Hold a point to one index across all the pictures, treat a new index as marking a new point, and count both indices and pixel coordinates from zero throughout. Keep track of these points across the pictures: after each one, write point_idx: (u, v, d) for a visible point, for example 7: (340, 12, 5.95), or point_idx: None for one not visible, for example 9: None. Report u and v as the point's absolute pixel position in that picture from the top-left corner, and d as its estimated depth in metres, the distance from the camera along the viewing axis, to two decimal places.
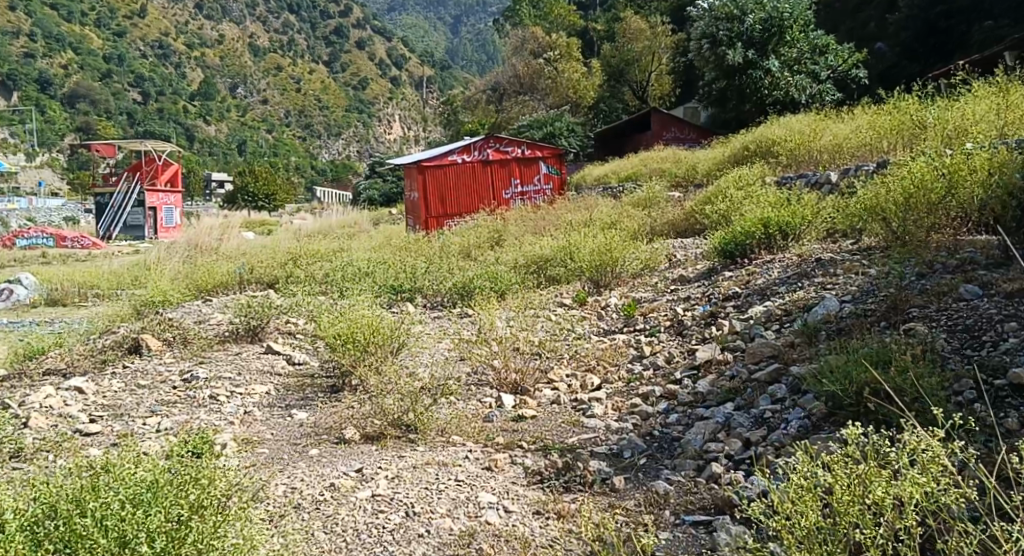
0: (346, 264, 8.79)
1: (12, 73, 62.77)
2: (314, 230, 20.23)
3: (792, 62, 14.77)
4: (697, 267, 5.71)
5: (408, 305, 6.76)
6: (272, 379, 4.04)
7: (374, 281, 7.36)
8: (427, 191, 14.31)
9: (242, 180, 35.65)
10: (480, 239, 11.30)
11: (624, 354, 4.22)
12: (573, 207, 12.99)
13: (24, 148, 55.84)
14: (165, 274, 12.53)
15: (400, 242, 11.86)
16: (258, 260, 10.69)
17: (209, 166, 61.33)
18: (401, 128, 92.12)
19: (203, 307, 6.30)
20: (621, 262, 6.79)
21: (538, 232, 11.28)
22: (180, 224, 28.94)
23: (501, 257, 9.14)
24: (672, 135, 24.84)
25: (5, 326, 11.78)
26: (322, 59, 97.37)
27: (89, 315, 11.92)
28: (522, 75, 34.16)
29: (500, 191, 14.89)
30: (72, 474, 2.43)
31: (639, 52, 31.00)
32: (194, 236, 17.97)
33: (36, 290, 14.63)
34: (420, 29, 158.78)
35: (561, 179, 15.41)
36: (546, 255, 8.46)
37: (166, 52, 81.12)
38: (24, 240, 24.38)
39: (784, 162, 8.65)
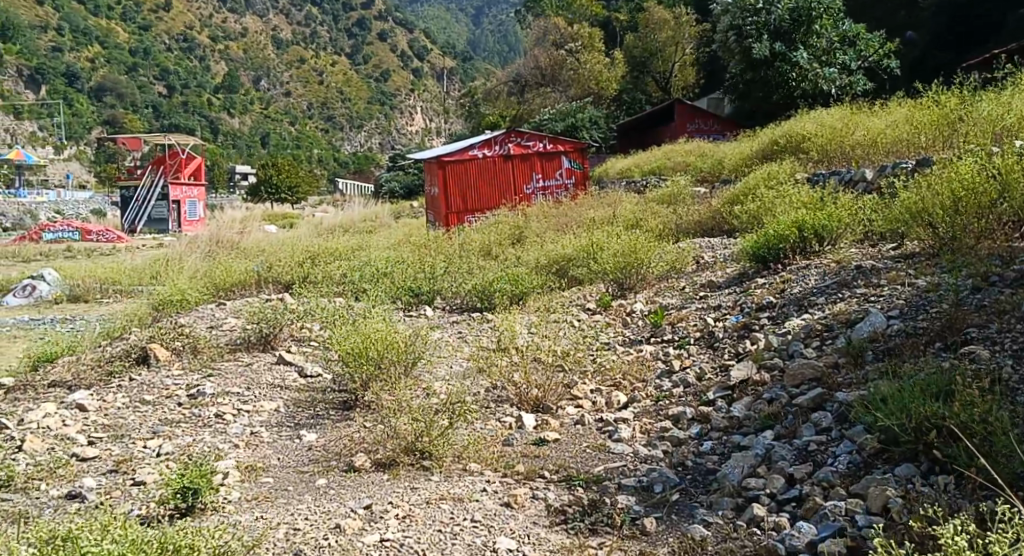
0: (364, 264, 8.62)
1: (39, 67, 63.47)
2: (335, 224, 20.13)
3: (822, 53, 14.43)
4: (726, 272, 5.46)
5: (425, 310, 6.56)
6: (282, 394, 3.86)
7: (390, 284, 7.16)
8: (447, 187, 14.13)
9: (265, 173, 35.70)
10: (501, 237, 11.10)
11: (653, 369, 4.00)
12: (596, 203, 12.73)
13: (52, 141, 56.43)
14: (184, 271, 12.44)
15: (420, 238, 11.69)
16: (276, 258, 10.54)
17: (234, 158, 61.67)
18: (423, 119, 92.14)
19: (216, 311, 6.14)
20: (647, 264, 6.54)
21: (561, 229, 11.05)
22: (203, 217, 28.97)
23: (522, 257, 8.92)
24: (696, 127, 24.45)
25: (26, 324, 11.76)
26: (344, 51, 97.43)
27: (109, 313, 11.88)
28: (543, 67, 33.89)
29: (521, 186, 14.65)
30: (52, 528, 2.26)
31: (662, 42, 30.59)
32: (215, 230, 17.91)
33: (58, 286, 14.61)
34: (443, 20, 158.39)
35: (583, 173, 15.11)
36: (568, 256, 8.25)
37: (190, 45, 81.62)
38: (50, 234, 24.53)
39: (815, 158, 8.33)
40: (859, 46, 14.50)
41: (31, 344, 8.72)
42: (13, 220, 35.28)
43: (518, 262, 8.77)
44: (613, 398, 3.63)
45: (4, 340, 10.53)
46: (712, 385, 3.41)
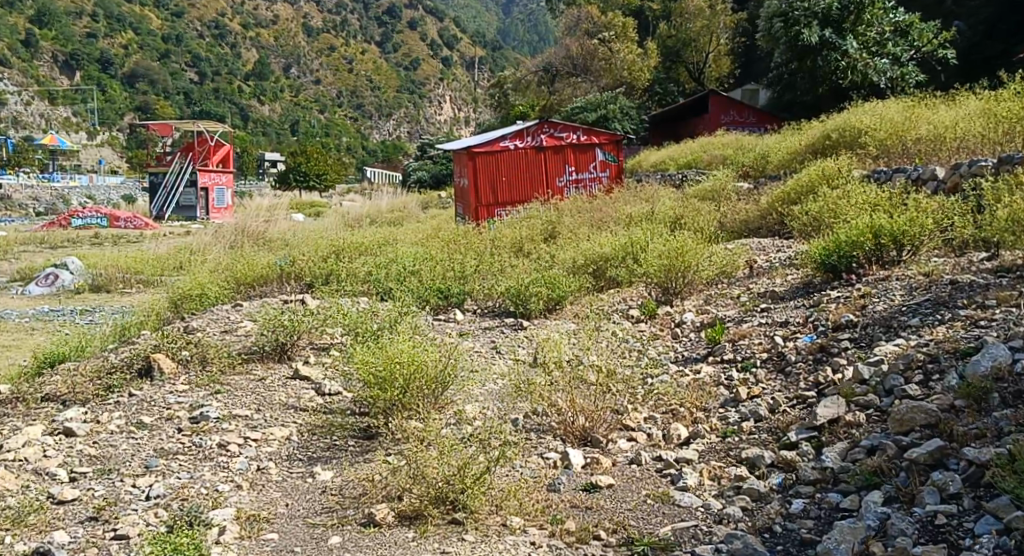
0: (392, 261, 8.24)
1: (74, 53, 64.05)
2: (363, 214, 19.84)
3: (872, 43, 13.76)
4: (787, 280, 4.97)
5: (454, 315, 6.15)
6: (296, 417, 3.45)
7: (418, 286, 6.74)
8: (477, 179, 13.71)
9: (293, 161, 35.52)
10: (533, 232, 10.67)
11: (715, 394, 3.52)
12: (633, 198, 12.23)
13: (86, 127, 57.00)
14: (208, 263, 12.16)
15: (449, 233, 11.32)
16: (299, 251, 10.19)
17: (263, 145, 61.81)
18: (451, 109, 91.79)
19: (231, 311, 5.75)
20: (694, 269, 6.06)
21: (596, 225, 10.60)
22: (231, 204, 28.77)
23: (556, 256, 8.47)
24: (730, 120, 23.81)
25: (47, 315, 11.54)
26: (374, 39, 97.18)
27: (132, 306, 11.65)
28: (574, 56, 33.30)
29: (554, 179, 14.17)
30: None
31: (697, 31, 29.97)
32: (240, 219, 17.66)
33: (80, 275, 14.37)
34: (472, 9, 157.52)
35: (619, 166, 14.54)
36: (606, 255, 7.81)
37: (222, 32, 81.88)
38: (79, 220, 24.45)
39: (875, 154, 7.78)
40: (912, 36, 13.72)
41: (49, 338, 8.47)
42: (45, 205, 35.49)
43: (551, 261, 8.35)
44: (673, 431, 3.17)
45: (23, 332, 10.32)
46: (793, 421, 2.93)
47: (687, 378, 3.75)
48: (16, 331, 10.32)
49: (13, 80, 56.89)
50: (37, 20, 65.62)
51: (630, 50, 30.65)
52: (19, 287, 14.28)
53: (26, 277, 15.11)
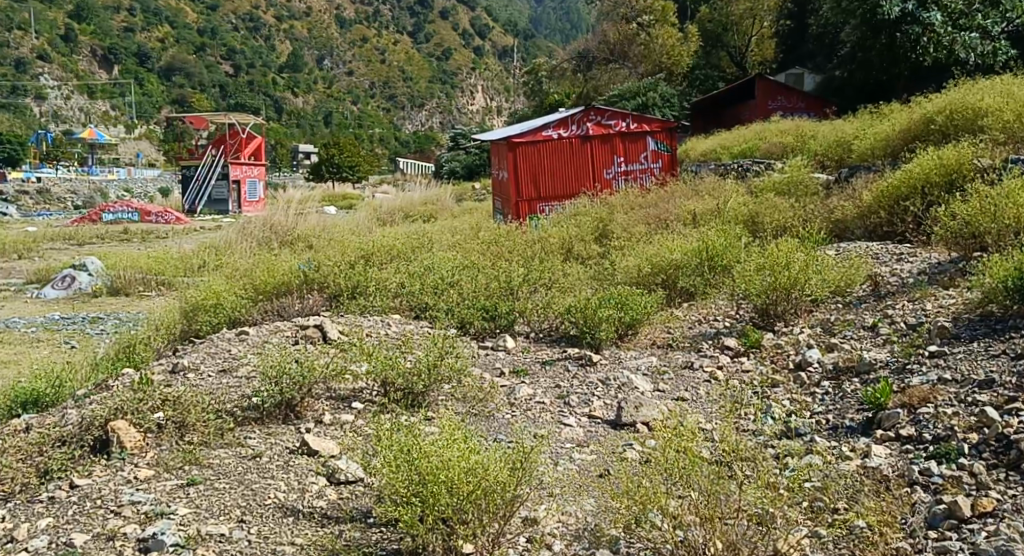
0: (429, 269, 7.25)
1: (112, 47, 64.41)
2: (396, 207, 18.87)
3: (958, 14, 12.46)
4: (948, 308, 3.85)
5: (504, 341, 5.16)
6: (298, 533, 2.46)
7: (458, 307, 5.71)
8: (518, 171, 12.66)
9: (326, 152, 34.72)
10: (583, 232, 9.63)
11: (913, 501, 2.45)
12: (693, 192, 11.11)
13: (125, 120, 57.39)
14: (234, 265, 11.20)
15: (491, 232, 10.34)
16: (324, 254, 9.23)
17: (297, 136, 61.36)
18: (483, 98, 90.58)
19: (230, 341, 4.73)
20: (805, 286, 4.90)
21: (655, 224, 9.51)
22: (264, 198, 27.95)
23: (617, 263, 7.42)
24: (779, 104, 22.65)
25: (60, 323, 10.66)
26: (406, 30, 96.57)
27: (150, 313, 10.71)
28: (611, 42, 32.14)
29: (601, 171, 12.99)
30: None
31: (740, 15, 28.71)
32: (269, 213, 16.67)
33: (98, 278, 13.46)
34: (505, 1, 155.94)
35: (672, 156, 13.28)
36: (677, 264, 6.73)
37: (256, 25, 81.91)
38: (109, 215, 23.74)
39: (1000, 140, 6.59)
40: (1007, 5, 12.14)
41: (44, 361, 7.49)
42: (82, 198, 35.20)
43: (612, 269, 7.29)
44: None
45: (29, 345, 9.39)
46: None
47: (853, 465, 2.68)
48: (23, 344, 9.42)
49: (52, 75, 57.30)
50: (76, 15, 66.10)
51: (670, 34, 29.57)
52: (35, 290, 13.43)
53: (42, 280, 14.25)
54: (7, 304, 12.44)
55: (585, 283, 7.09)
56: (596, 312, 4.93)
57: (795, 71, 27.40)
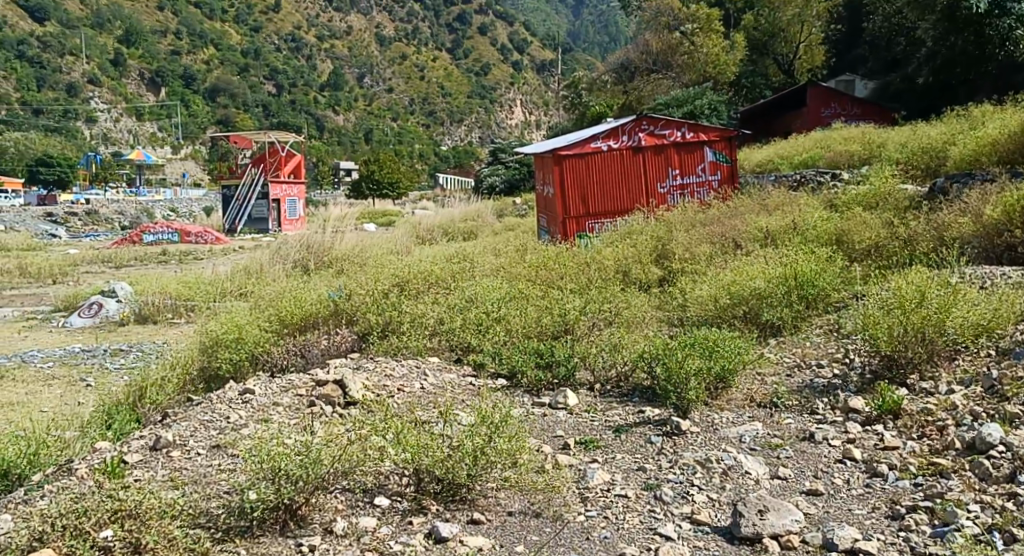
0: (472, 302, 6.45)
1: (159, 70, 65.42)
2: (436, 224, 18.14)
3: None
4: None
5: (565, 397, 4.27)
6: None
7: (510, 354, 4.86)
8: (565, 187, 11.77)
9: (366, 168, 34.26)
10: (640, 253, 8.75)
11: None
12: (761, 206, 10.11)
13: (171, 142, 58.21)
14: (265, 291, 10.47)
15: (534, 255, 9.51)
16: (357, 281, 8.40)
17: (338, 154, 61.52)
18: (522, 112, 89.97)
19: (228, 405, 3.92)
20: (949, 331, 3.90)
21: (722, 244, 8.56)
22: (304, 216, 27.37)
23: (687, 290, 6.49)
24: (833, 112, 21.67)
25: (80, 356, 9.98)
26: (445, 46, 96.77)
27: (175, 345, 9.98)
28: (654, 50, 31.24)
29: (654, 185, 12.03)
30: None
31: (787, 22, 27.58)
32: (305, 232, 15.99)
33: (126, 304, 12.75)
34: (544, 13, 155.55)
35: (731, 167, 12.25)
36: (759, 293, 5.81)
37: (298, 45, 82.86)
38: (149, 236, 23.34)
39: None
40: None
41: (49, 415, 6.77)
42: (129, 218, 35.24)
43: (681, 296, 6.41)
44: None
45: (43, 383, 8.68)
46: None
47: None
48: (35, 383, 8.69)
49: (102, 98, 58.31)
50: (125, 40, 67.38)
51: (715, 43, 28.66)
52: (62, 318, 12.83)
53: (71, 306, 13.62)
54: (31, 334, 11.80)
55: (651, 320, 6.21)
56: (682, 361, 3.95)
57: (845, 78, 26.08)
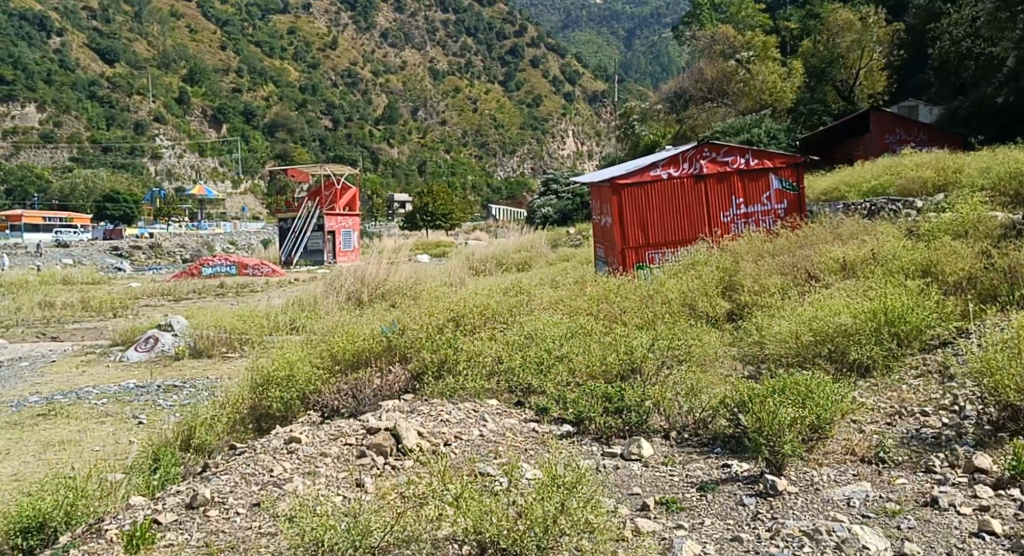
0: (531, 338, 6.12)
1: (221, 107, 67.16)
2: (489, 255, 17.87)
3: None
4: None
5: (638, 446, 3.89)
6: None
7: (579, 396, 4.50)
8: (623, 216, 11.37)
9: (419, 200, 34.38)
10: (705, 284, 8.33)
11: None
12: (833, 235, 9.59)
13: (231, 177, 59.55)
14: (318, 325, 10.25)
15: (591, 287, 9.19)
16: (411, 317, 8.01)
17: (393, 186, 62.20)
18: (574, 143, 89.94)
19: (269, 457, 3.74)
20: None
21: (792, 276, 8.11)
22: (358, 247, 27.41)
23: (763, 325, 6.05)
24: (897, 138, 20.93)
25: (134, 392, 9.88)
26: (498, 78, 97.59)
27: (228, 381, 9.79)
28: (709, 79, 30.79)
29: (717, 214, 11.56)
30: None
31: (846, 48, 26.93)
32: (359, 264, 15.84)
33: (181, 338, 12.67)
34: (594, 45, 156.08)
35: (798, 196, 11.73)
36: (845, 329, 5.34)
37: (354, 80, 84.49)
38: (208, 268, 23.60)
39: None
40: None
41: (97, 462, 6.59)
42: (191, 251, 35.86)
43: (756, 331, 5.99)
44: None
45: (95, 421, 8.55)
46: None
47: None
48: (87, 420, 8.57)
49: (166, 135, 59.99)
50: (189, 79, 69.41)
51: (771, 70, 28.13)
52: (119, 353, 12.81)
53: (129, 340, 13.67)
54: (87, 370, 11.74)
55: (725, 359, 5.79)
56: (777, 409, 3.54)
57: (908, 104, 25.09)
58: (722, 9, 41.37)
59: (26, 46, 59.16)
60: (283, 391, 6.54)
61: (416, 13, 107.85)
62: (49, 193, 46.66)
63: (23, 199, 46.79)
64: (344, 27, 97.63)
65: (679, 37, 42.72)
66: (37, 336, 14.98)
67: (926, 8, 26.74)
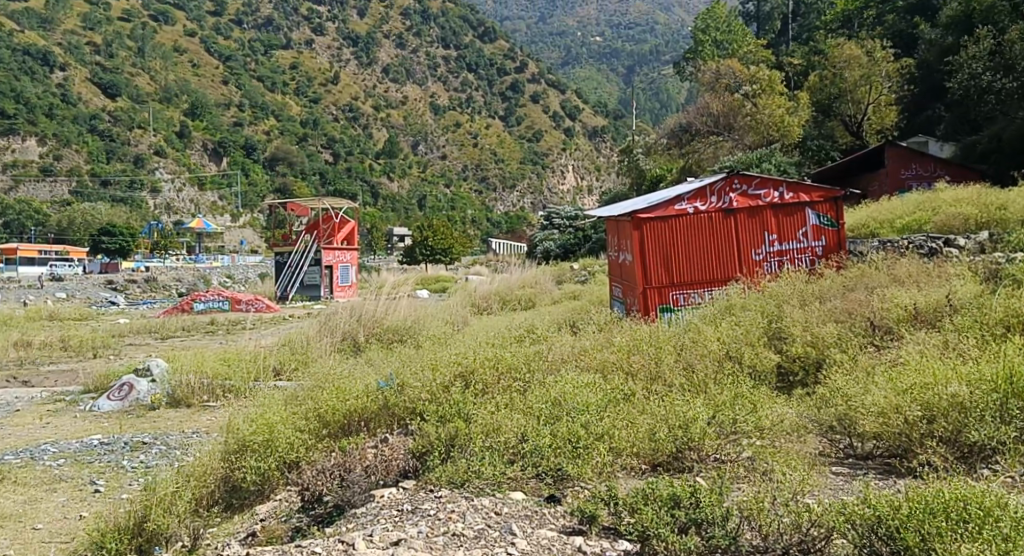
0: (558, 403, 5.00)
1: (222, 141, 66.49)
2: (493, 291, 16.75)
3: None
4: None
5: None
6: None
7: (640, 501, 3.58)
8: (644, 253, 10.28)
9: (419, 234, 33.24)
10: (751, 331, 7.27)
11: None
12: (886, 274, 8.62)
13: (230, 209, 58.85)
14: (310, 373, 9.07)
15: (610, 334, 8.18)
16: (409, 370, 6.89)
17: (393, 220, 61.68)
18: (574, 177, 89.66)
19: None
20: None
21: (851, 322, 7.04)
22: (357, 282, 26.16)
23: (847, 388, 4.93)
24: (912, 174, 20.06)
25: (98, 450, 8.67)
26: (497, 113, 97.55)
27: (204, 439, 8.57)
28: (716, 112, 29.64)
29: (748, 252, 10.46)
30: None
31: (854, 82, 26.21)
32: (356, 300, 14.70)
33: (159, 385, 11.43)
34: (593, 80, 156.88)
35: (838, 232, 10.62)
36: (962, 401, 4.28)
37: (355, 115, 84.38)
38: (199, 304, 22.37)
39: None
40: None
41: None
42: (186, 286, 34.75)
43: (837, 394, 4.92)
44: None
45: (45, 489, 7.35)
46: None
47: None
48: (35, 488, 7.36)
49: (166, 168, 59.23)
50: (191, 112, 68.96)
51: (778, 104, 27.33)
52: (90, 401, 11.55)
53: (102, 387, 12.37)
54: (52, 422, 10.53)
55: (801, 433, 4.76)
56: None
57: (920, 140, 24.11)
58: (724, 46, 40.53)
59: (29, 80, 58.54)
60: (259, 460, 5.44)
61: (417, 49, 108.22)
62: (47, 225, 45.82)
63: (20, 232, 45.84)
64: (345, 62, 97.24)
65: (681, 71, 42.04)
66: (7, 381, 13.75)
67: (936, 42, 25.88)
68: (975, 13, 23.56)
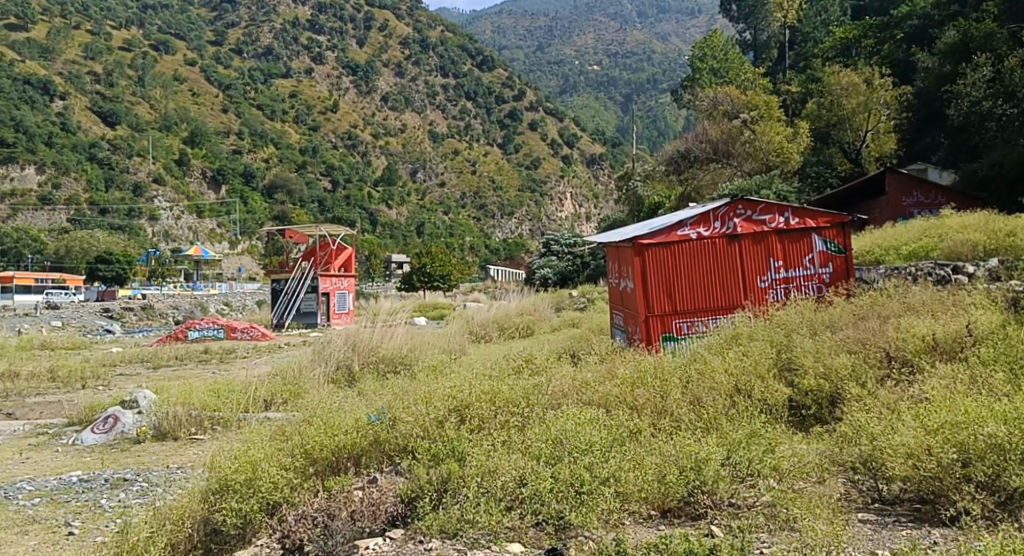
0: (561, 439, 4.64)
1: (221, 169, 66.42)
2: (492, 318, 16.38)
3: None
4: None
5: None
6: None
7: None
8: (647, 281, 9.97)
9: (416, 261, 32.90)
10: (760, 360, 6.93)
11: None
12: (897, 302, 8.32)
13: (228, 237, 58.63)
14: (300, 404, 8.71)
15: (612, 366, 7.83)
16: (400, 403, 6.52)
17: (392, 247, 61.49)
18: (573, 204, 89.63)
19: None
20: None
21: (865, 353, 6.70)
22: (355, 309, 25.81)
23: (872, 424, 4.58)
24: (913, 201, 19.81)
25: (78, 487, 8.26)
26: (496, 141, 97.82)
27: (189, 475, 8.17)
28: (714, 139, 29.48)
29: (754, 279, 10.13)
30: None
31: (852, 109, 26.08)
32: (351, 328, 14.33)
33: (145, 417, 11.04)
34: (591, 109, 157.71)
35: (845, 259, 10.29)
36: (1000, 442, 3.95)
37: (354, 142, 84.55)
38: (195, 332, 22.03)
39: None
40: None
41: None
42: (183, 313, 34.40)
43: (860, 432, 4.58)
44: None
45: (15, 531, 6.93)
46: None
47: None
48: (7, 531, 6.96)
49: (165, 196, 59.13)
50: (190, 140, 69.02)
51: (776, 131, 27.17)
52: (74, 434, 11.14)
53: (87, 419, 11.95)
54: (32, 457, 10.12)
55: (823, 475, 4.42)
56: None
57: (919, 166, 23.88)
58: (721, 73, 40.54)
59: (29, 109, 58.58)
60: (240, 501, 5.06)
61: (415, 78, 108.81)
62: (45, 253, 45.59)
63: (17, 260, 45.56)
64: (345, 91, 97.52)
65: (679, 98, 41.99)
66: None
67: (935, 69, 25.74)
68: (973, 40, 23.45)
